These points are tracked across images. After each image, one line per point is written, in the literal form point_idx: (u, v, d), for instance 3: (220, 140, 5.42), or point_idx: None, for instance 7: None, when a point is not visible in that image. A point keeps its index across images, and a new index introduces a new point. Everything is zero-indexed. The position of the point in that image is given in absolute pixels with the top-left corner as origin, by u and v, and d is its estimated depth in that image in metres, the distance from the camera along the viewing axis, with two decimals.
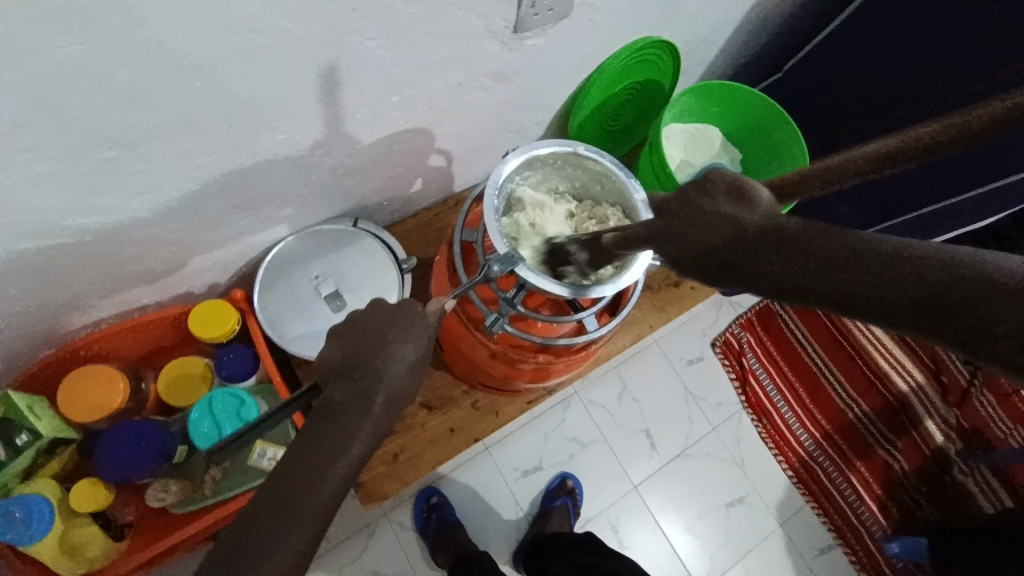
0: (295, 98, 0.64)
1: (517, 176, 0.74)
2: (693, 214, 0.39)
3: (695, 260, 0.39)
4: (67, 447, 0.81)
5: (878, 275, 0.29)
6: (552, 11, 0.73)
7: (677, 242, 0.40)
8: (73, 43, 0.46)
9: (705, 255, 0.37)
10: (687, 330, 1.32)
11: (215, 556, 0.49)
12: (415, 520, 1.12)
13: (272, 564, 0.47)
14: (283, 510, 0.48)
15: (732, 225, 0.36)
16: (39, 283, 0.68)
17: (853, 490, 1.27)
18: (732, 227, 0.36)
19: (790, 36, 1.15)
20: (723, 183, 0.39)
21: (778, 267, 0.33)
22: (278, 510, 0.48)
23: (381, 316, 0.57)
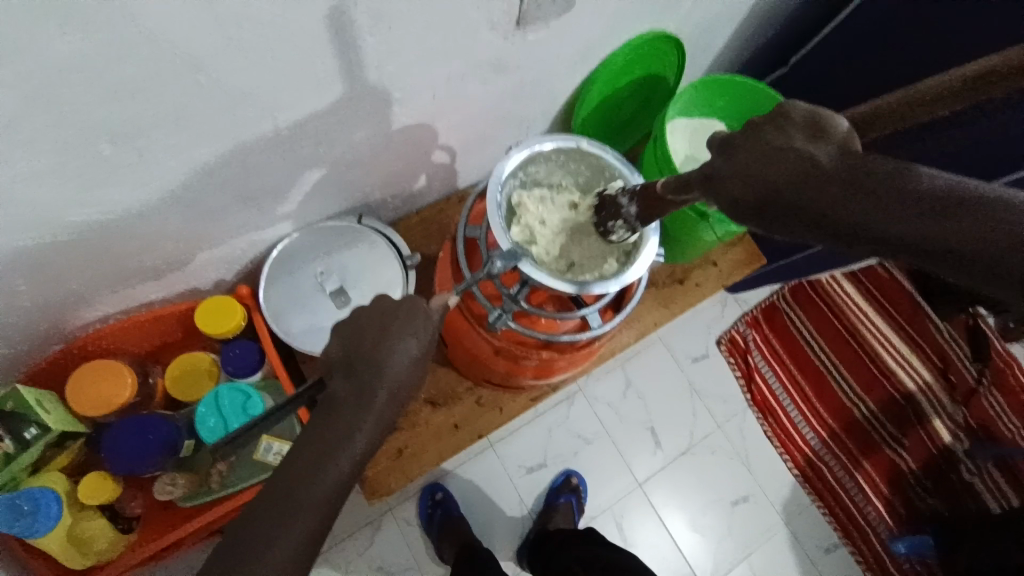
0: (293, 90, 0.64)
1: (520, 171, 0.74)
2: (765, 145, 0.46)
3: (763, 198, 0.45)
4: (76, 440, 0.82)
5: (942, 214, 0.38)
6: (555, 5, 0.73)
7: (744, 178, 0.46)
8: (66, 36, 0.46)
9: (767, 194, 0.44)
10: (691, 326, 1.32)
11: (218, 546, 0.50)
12: (419, 516, 1.13)
13: (271, 555, 0.47)
14: (283, 502, 0.48)
15: (813, 165, 0.43)
16: (45, 278, 0.69)
17: (859, 489, 1.27)
18: (804, 157, 0.43)
19: (795, 29, 1.15)
20: (803, 118, 0.46)
21: (853, 203, 0.40)
22: (279, 501, 0.49)
23: (387, 310, 0.57)
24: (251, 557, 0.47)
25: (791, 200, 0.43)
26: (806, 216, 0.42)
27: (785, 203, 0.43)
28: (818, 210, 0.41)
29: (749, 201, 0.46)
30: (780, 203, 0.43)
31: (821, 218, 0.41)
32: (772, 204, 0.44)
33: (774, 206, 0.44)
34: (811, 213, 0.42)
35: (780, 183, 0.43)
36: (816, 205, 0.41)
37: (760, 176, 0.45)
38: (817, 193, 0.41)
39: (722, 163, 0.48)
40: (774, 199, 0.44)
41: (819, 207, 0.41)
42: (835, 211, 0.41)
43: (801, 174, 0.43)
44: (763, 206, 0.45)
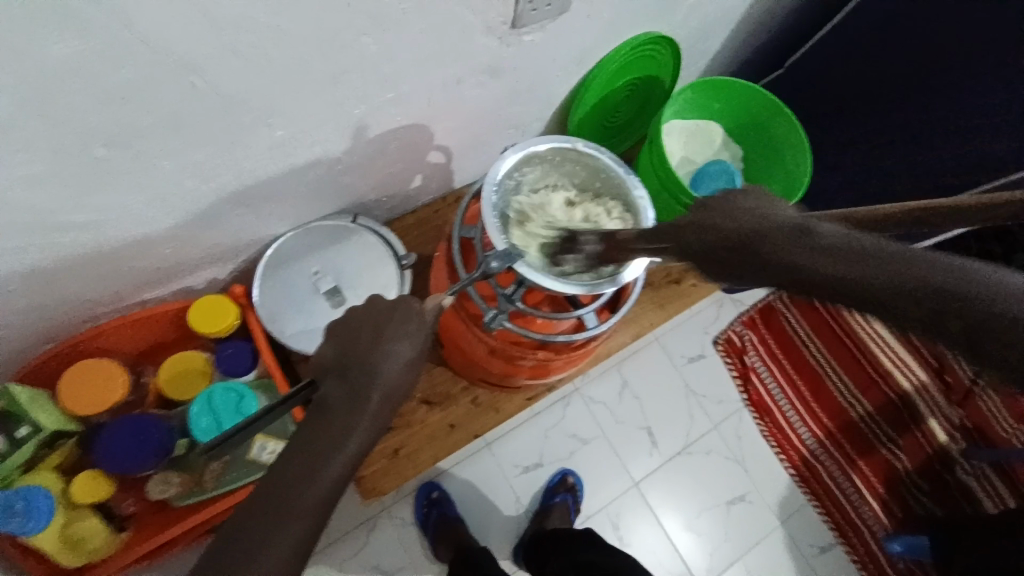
0: (288, 93, 0.63)
1: (515, 173, 0.73)
2: (716, 205, 0.44)
3: (717, 243, 0.42)
4: (68, 440, 0.81)
5: (892, 268, 0.31)
6: (552, 6, 0.73)
7: (702, 224, 0.44)
8: (60, 43, 0.46)
9: (721, 237, 0.42)
10: (688, 327, 1.32)
11: (210, 552, 0.49)
12: (416, 516, 1.13)
13: (262, 560, 0.47)
14: (275, 507, 0.48)
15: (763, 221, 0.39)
16: (38, 281, 0.69)
17: (854, 488, 1.27)
18: (747, 214, 0.41)
19: (792, 31, 1.15)
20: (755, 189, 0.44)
21: (787, 256, 0.36)
22: (271, 506, 0.48)
23: (379, 311, 0.57)
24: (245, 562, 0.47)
25: (740, 245, 0.40)
26: (753, 258, 0.39)
27: (736, 246, 0.40)
28: (766, 251, 0.38)
29: (704, 246, 0.43)
30: (729, 250, 0.41)
31: (767, 260, 0.38)
32: (724, 251, 0.42)
33: (727, 249, 0.41)
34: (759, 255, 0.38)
35: (732, 230, 0.41)
36: (763, 245, 0.38)
37: (714, 221, 0.43)
38: (766, 236, 0.38)
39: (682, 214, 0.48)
40: (725, 245, 0.41)
41: (768, 248, 0.38)
42: (777, 251, 0.37)
43: (756, 219, 0.40)
44: (716, 251, 0.42)
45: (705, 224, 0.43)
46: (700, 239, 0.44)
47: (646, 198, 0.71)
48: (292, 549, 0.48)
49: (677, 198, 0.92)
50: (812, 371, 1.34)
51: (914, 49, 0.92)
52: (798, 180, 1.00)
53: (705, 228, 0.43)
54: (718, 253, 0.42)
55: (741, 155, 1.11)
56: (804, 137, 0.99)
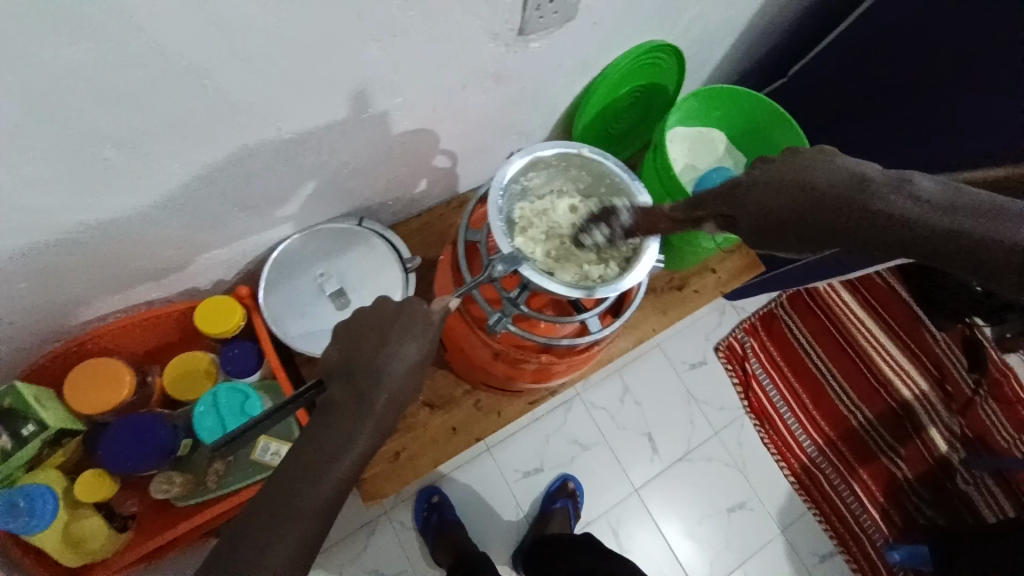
0: (296, 97, 0.64)
1: (520, 179, 0.74)
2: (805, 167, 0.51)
3: (804, 202, 0.50)
4: (72, 438, 0.82)
5: (984, 219, 0.44)
6: (558, 14, 0.73)
7: (795, 180, 0.50)
8: (73, 45, 0.46)
9: (815, 193, 0.49)
10: (689, 333, 1.32)
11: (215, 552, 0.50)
12: (415, 520, 1.13)
13: (267, 558, 0.47)
14: (278, 507, 0.49)
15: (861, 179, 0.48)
16: (45, 280, 0.69)
17: (855, 497, 1.27)
18: (842, 174, 0.49)
19: (794, 40, 1.16)
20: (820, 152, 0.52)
21: (898, 210, 0.46)
22: (275, 506, 0.49)
23: (385, 313, 0.57)
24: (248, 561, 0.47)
25: (834, 204, 0.48)
26: (852, 211, 0.48)
27: (832, 202, 0.48)
28: (867, 206, 0.47)
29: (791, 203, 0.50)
30: (822, 204, 0.49)
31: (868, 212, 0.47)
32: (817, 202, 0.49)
33: (824, 203, 0.49)
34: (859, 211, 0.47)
35: (821, 188, 0.49)
36: (860, 201, 0.47)
37: (800, 180, 0.50)
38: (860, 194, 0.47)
39: (755, 176, 0.54)
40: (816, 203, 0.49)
41: (871, 204, 0.47)
42: (886, 203, 0.46)
43: (843, 179, 0.48)
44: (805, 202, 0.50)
45: (796, 181, 0.50)
46: (790, 193, 0.50)
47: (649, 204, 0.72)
48: (296, 549, 0.48)
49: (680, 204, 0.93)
50: (813, 379, 1.34)
51: (915, 59, 0.93)
52: None
53: (790, 186, 0.50)
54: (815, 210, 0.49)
55: (743, 162, 1.11)
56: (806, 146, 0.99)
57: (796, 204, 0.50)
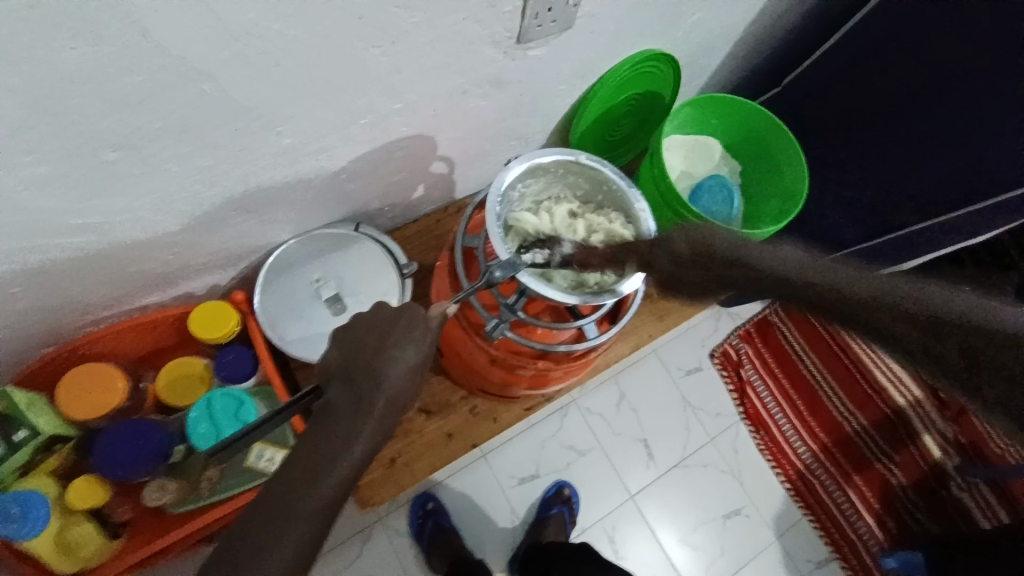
0: (295, 101, 0.64)
1: (518, 184, 0.74)
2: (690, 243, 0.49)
3: (687, 257, 0.48)
4: (65, 444, 0.81)
5: (855, 297, 0.34)
6: (556, 22, 0.74)
7: (684, 236, 0.49)
8: (73, 47, 0.46)
9: (694, 248, 0.47)
10: (685, 339, 1.33)
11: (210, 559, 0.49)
12: (410, 527, 1.12)
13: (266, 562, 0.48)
14: (274, 514, 0.49)
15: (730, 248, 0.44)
16: (40, 284, 0.69)
17: (850, 504, 1.27)
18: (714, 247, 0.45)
19: (789, 49, 1.17)
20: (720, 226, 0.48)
21: (762, 278, 0.40)
22: (270, 514, 0.49)
23: (385, 317, 0.56)
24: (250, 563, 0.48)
25: (707, 258, 0.45)
26: (718, 261, 0.44)
27: (702, 256, 0.45)
28: (730, 256, 0.43)
29: (681, 257, 0.49)
30: (698, 257, 0.46)
31: (732, 262, 0.43)
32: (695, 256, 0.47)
33: (699, 258, 0.46)
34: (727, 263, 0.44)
35: (701, 241, 0.46)
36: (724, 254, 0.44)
37: (686, 236, 0.48)
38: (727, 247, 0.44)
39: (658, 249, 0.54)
40: (695, 258, 0.47)
41: (733, 256, 0.43)
42: (744, 251, 0.41)
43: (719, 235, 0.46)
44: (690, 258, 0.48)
45: (684, 236, 0.49)
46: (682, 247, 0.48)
47: (647, 211, 0.72)
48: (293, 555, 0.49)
49: (676, 211, 0.93)
50: (807, 385, 1.34)
51: (909, 68, 0.94)
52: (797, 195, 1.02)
53: (681, 242, 0.49)
54: (694, 264, 0.47)
55: (739, 170, 1.13)
56: (801, 155, 1.00)
57: (685, 272, 0.49)
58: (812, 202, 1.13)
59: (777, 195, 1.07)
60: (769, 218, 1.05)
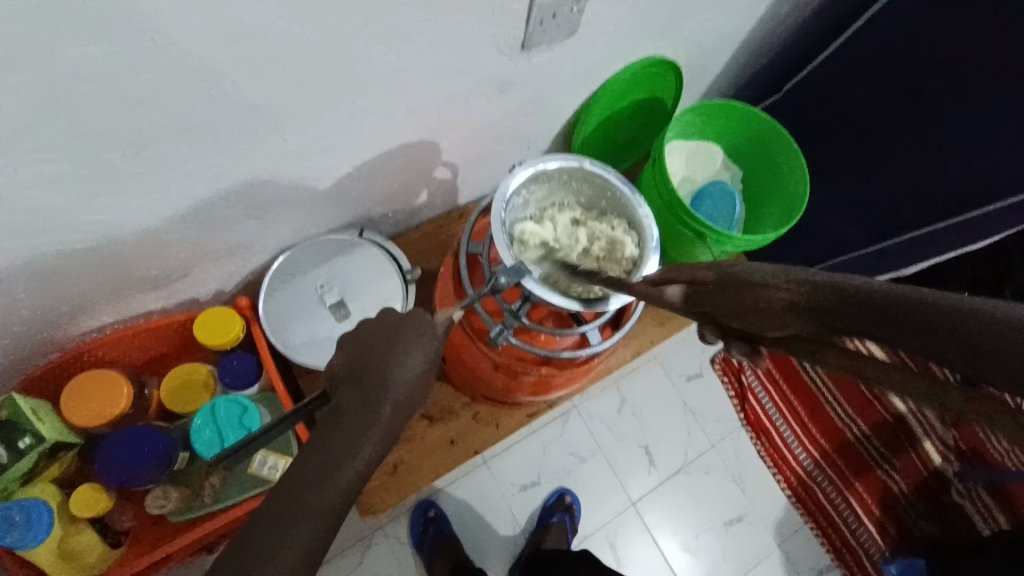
0: (302, 103, 0.65)
1: (523, 190, 0.74)
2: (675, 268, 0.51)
3: (846, 314, 0.33)
4: (68, 451, 0.81)
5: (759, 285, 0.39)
6: (561, 28, 0.75)
7: (811, 288, 0.36)
8: (82, 46, 0.47)
9: (850, 294, 0.33)
10: (686, 345, 1.33)
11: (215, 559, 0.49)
12: (411, 534, 1.11)
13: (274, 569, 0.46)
14: (282, 510, 0.48)
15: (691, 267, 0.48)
16: (44, 285, 0.69)
17: (852, 512, 1.27)
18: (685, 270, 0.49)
19: (789, 55, 1.19)
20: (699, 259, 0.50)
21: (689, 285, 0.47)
22: (277, 510, 0.48)
23: (391, 324, 0.58)
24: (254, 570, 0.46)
25: (895, 311, 0.31)
26: (958, 325, 0.28)
27: (877, 310, 0.32)
28: (974, 316, 0.28)
29: (822, 315, 0.35)
30: (852, 311, 0.33)
31: (975, 323, 0.28)
32: (866, 312, 0.32)
33: (873, 314, 0.32)
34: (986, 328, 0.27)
35: (859, 291, 0.33)
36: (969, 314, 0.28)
37: (790, 282, 0.37)
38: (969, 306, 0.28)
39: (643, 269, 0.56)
40: (859, 315, 0.32)
41: (994, 315, 0.27)
42: (964, 305, 0.29)
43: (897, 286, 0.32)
44: (855, 313, 0.33)
45: (800, 291, 0.36)
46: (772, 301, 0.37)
47: (651, 218, 0.72)
48: (302, 552, 0.48)
49: (678, 217, 0.95)
50: (809, 392, 1.34)
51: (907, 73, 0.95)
52: (796, 202, 1.03)
53: (806, 294, 0.36)
54: (861, 325, 0.33)
55: (740, 176, 1.14)
56: (802, 162, 1.01)
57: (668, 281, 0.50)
58: (812, 208, 1.14)
59: (777, 202, 1.08)
60: (771, 223, 1.07)
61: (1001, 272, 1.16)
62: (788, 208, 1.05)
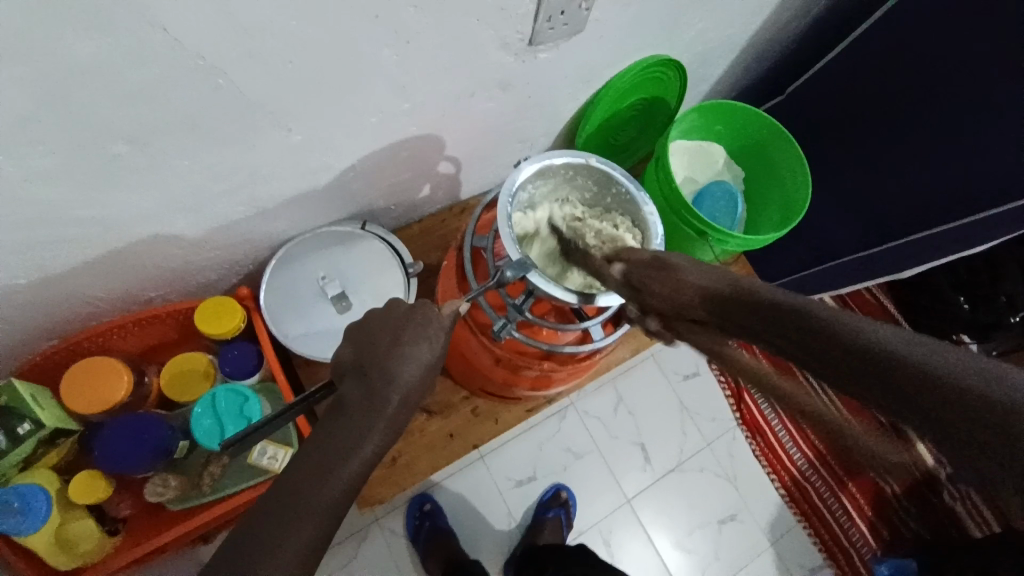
0: (307, 100, 0.65)
1: (528, 185, 0.75)
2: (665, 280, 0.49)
3: (753, 312, 0.40)
4: (67, 438, 0.81)
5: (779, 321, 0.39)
6: (567, 26, 0.75)
7: (720, 288, 0.44)
8: (91, 39, 0.47)
9: (758, 297, 0.41)
10: (683, 344, 1.33)
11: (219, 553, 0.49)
12: (406, 527, 1.12)
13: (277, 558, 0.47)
14: (287, 507, 0.49)
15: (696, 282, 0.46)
16: (45, 275, 0.68)
17: (844, 511, 1.28)
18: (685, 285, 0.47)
19: (791, 58, 1.19)
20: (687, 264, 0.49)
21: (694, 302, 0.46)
22: (284, 508, 0.49)
23: (398, 315, 0.58)
24: (261, 558, 0.47)
25: (784, 312, 0.38)
26: (833, 334, 0.36)
27: (769, 309, 0.39)
28: (850, 331, 0.35)
29: (734, 309, 0.42)
30: (753, 308, 0.40)
31: (846, 335, 0.35)
32: (772, 314, 0.39)
33: (772, 315, 0.39)
34: (846, 341, 0.35)
35: (763, 296, 0.41)
36: (845, 326, 0.36)
37: (709, 280, 0.45)
38: (846, 320, 0.36)
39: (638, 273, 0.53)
40: (766, 316, 0.39)
41: (854, 334, 0.35)
42: (835, 318, 0.36)
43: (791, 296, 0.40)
44: (769, 313, 0.39)
45: (715, 286, 0.44)
46: (694, 294, 0.46)
47: (655, 214, 0.72)
48: (306, 547, 0.49)
49: (680, 216, 0.95)
50: None
51: None
52: (797, 204, 1.04)
53: (720, 289, 0.44)
54: (748, 322, 0.41)
55: (742, 176, 1.14)
56: (804, 164, 1.02)
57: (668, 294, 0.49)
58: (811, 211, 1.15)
59: (778, 203, 1.08)
60: (772, 225, 1.08)
61: (995, 279, 1.17)
62: (789, 210, 1.05)
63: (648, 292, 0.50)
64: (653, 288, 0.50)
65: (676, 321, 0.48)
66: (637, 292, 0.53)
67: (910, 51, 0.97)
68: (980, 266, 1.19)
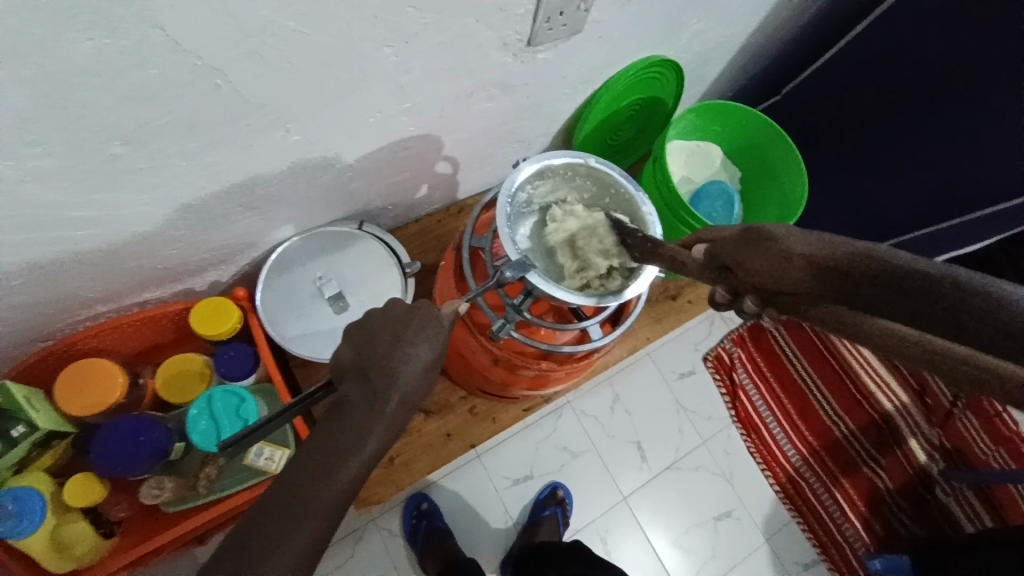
0: (307, 101, 0.64)
1: (527, 186, 0.74)
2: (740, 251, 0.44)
3: (901, 293, 0.34)
4: (62, 441, 0.80)
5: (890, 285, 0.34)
6: (565, 26, 0.75)
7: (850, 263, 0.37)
8: (90, 40, 0.46)
9: (905, 273, 0.34)
10: (679, 343, 1.34)
11: (220, 555, 0.49)
12: (403, 527, 1.11)
13: (274, 560, 0.47)
14: (288, 507, 0.49)
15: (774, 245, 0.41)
16: (40, 277, 0.68)
17: (837, 507, 1.29)
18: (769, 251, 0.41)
19: (787, 59, 1.19)
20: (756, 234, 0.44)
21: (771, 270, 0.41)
22: (284, 508, 0.49)
23: (397, 316, 0.57)
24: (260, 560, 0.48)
25: (947, 294, 0.32)
26: (1009, 318, 0.30)
27: (922, 289, 0.33)
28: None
29: (867, 288, 0.35)
30: (899, 287, 0.34)
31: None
32: (927, 296, 0.33)
33: (926, 299, 0.32)
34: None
35: (912, 270, 0.34)
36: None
37: (818, 251, 0.38)
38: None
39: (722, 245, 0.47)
40: (922, 299, 0.33)
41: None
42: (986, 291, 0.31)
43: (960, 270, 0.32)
44: (923, 294, 0.33)
45: (841, 260, 0.37)
46: (808, 270, 0.39)
47: (654, 216, 0.73)
48: (307, 547, 0.49)
49: (678, 216, 0.96)
50: (794, 391, 1.36)
51: None
52: (793, 204, 1.04)
53: (845, 262, 0.37)
54: (889, 305, 0.34)
55: (738, 176, 1.15)
56: (800, 164, 1.02)
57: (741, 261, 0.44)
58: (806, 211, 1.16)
59: (774, 203, 1.09)
60: (768, 225, 1.08)
61: None
62: (785, 210, 1.06)
63: (742, 270, 0.44)
64: (740, 264, 0.44)
65: (778, 299, 0.42)
66: (726, 270, 0.46)
67: (905, 53, 0.97)
68: (972, 265, 1.20)
